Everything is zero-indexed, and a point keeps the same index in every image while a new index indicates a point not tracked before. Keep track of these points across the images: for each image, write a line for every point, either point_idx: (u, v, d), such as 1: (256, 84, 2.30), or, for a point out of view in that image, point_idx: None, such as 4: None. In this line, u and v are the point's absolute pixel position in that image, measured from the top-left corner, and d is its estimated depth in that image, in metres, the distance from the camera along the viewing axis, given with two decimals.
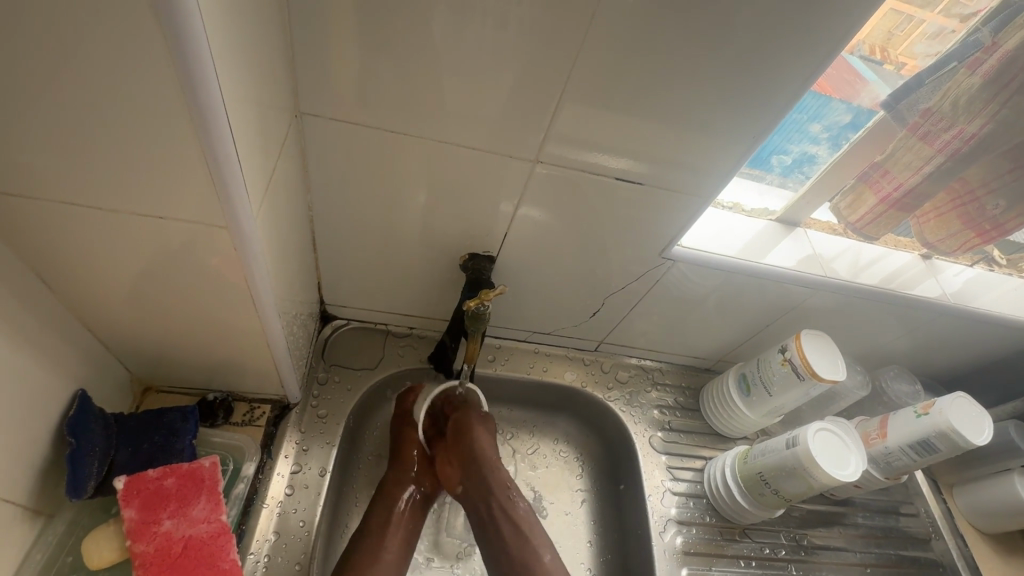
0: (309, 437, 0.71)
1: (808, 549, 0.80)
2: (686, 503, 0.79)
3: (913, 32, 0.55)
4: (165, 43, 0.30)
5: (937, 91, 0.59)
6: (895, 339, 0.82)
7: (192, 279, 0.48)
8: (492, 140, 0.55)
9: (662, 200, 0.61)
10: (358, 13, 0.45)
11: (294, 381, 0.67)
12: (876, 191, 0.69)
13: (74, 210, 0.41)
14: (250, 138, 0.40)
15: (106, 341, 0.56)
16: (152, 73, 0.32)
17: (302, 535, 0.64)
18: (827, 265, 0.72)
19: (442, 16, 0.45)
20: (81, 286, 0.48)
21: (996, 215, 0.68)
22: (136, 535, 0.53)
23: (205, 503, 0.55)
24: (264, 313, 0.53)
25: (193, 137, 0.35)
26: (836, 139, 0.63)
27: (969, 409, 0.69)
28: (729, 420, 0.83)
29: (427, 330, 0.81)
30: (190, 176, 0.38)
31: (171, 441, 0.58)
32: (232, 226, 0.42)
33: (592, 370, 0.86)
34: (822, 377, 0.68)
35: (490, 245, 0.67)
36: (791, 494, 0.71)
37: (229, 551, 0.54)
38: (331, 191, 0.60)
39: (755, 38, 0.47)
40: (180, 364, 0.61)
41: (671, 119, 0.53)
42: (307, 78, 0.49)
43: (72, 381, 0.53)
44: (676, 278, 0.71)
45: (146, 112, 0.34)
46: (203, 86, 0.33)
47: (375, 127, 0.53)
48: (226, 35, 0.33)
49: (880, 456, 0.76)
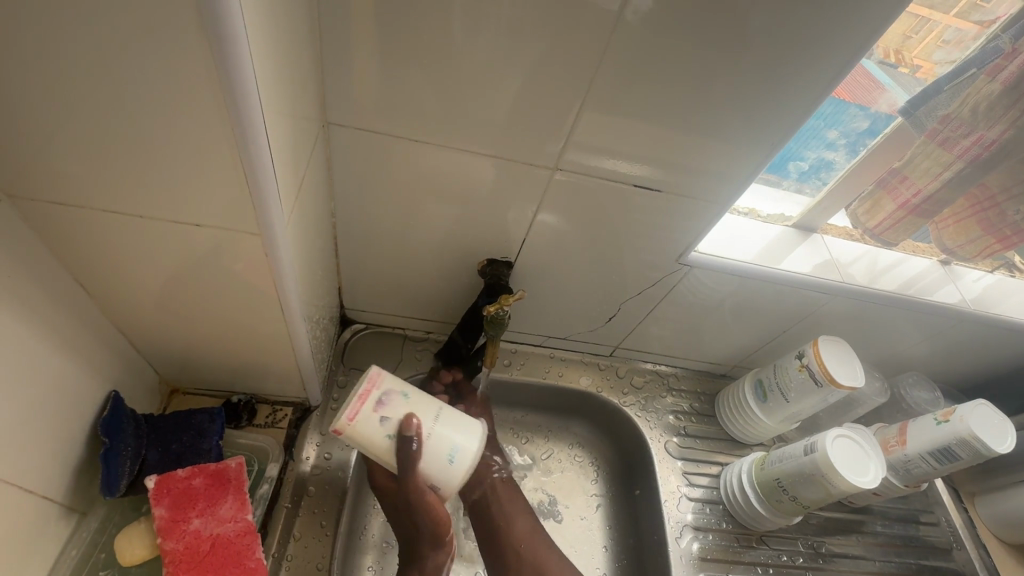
0: (330, 440, 0.72)
1: (826, 557, 0.79)
2: (703, 509, 0.79)
3: (924, 33, 0.54)
4: (209, 57, 0.32)
5: (954, 99, 0.59)
6: (914, 345, 0.82)
7: (223, 284, 0.50)
8: (513, 147, 0.56)
9: (679, 207, 0.62)
10: (385, 25, 0.46)
11: (315, 384, 0.68)
12: (894, 197, 0.69)
13: (115, 217, 0.43)
14: (283, 148, 0.41)
15: (138, 344, 0.58)
16: (197, 87, 0.34)
17: (322, 536, 0.65)
18: (845, 270, 0.72)
19: (468, 27, 0.46)
20: (117, 290, 0.50)
21: (1017, 220, 0.69)
22: (166, 532, 0.54)
23: (232, 503, 0.57)
24: (291, 317, 0.54)
25: (231, 148, 0.37)
26: (853, 146, 0.63)
27: (991, 416, 0.68)
28: (747, 426, 0.82)
29: (444, 335, 0.82)
30: (226, 184, 0.40)
31: (198, 441, 0.60)
32: (264, 233, 0.44)
33: (608, 375, 0.87)
34: (840, 384, 0.68)
35: (508, 251, 0.68)
36: (810, 500, 0.70)
37: (255, 550, 0.56)
38: (354, 198, 0.61)
39: (774, 46, 0.47)
40: (207, 367, 0.63)
41: (691, 126, 0.53)
42: (334, 88, 0.51)
43: (106, 382, 0.54)
44: (692, 284, 0.71)
45: (190, 125, 0.36)
46: (244, 99, 0.34)
47: (399, 136, 0.55)
48: (264, 50, 0.35)
49: (900, 463, 0.76)
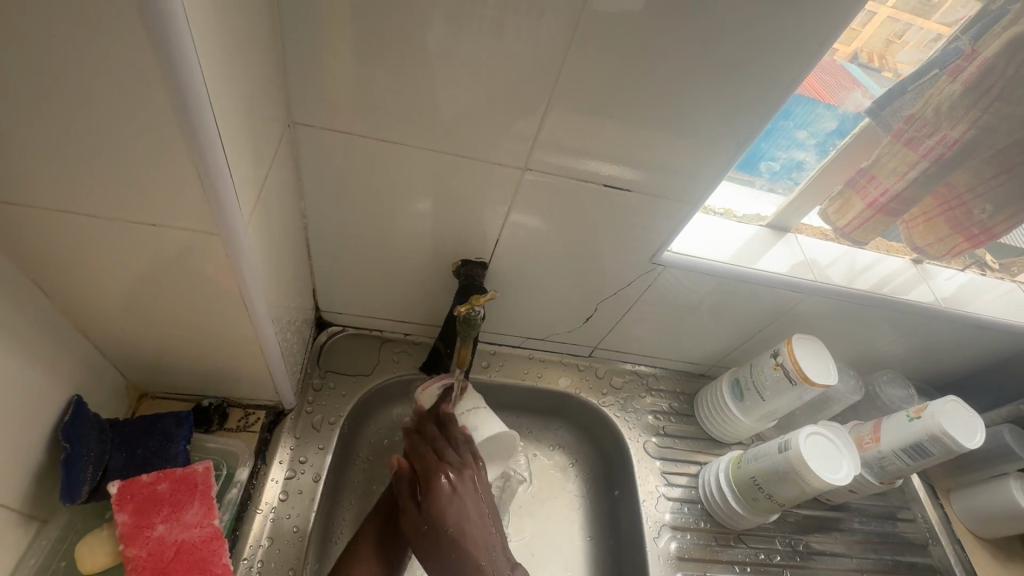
0: (303, 444, 0.71)
1: (805, 555, 0.80)
2: (681, 509, 0.79)
3: (906, 40, 0.56)
4: (153, 52, 0.31)
5: (919, 98, 0.60)
6: (888, 343, 0.83)
7: (186, 287, 0.49)
8: (482, 148, 0.56)
9: (651, 207, 0.62)
10: (348, 24, 0.46)
11: (288, 387, 0.67)
12: (864, 197, 0.70)
13: (69, 218, 0.42)
14: (240, 146, 0.40)
15: (102, 347, 0.57)
16: (146, 87, 0.33)
17: (295, 540, 0.64)
18: (819, 270, 0.72)
19: (432, 26, 0.46)
20: (76, 293, 0.49)
21: (984, 219, 0.68)
22: (128, 539, 0.53)
23: (198, 508, 0.56)
24: (257, 319, 0.53)
25: (184, 147, 0.36)
26: (823, 145, 0.64)
27: (960, 412, 0.69)
28: (724, 425, 0.83)
29: (422, 336, 0.82)
30: (183, 185, 0.39)
31: (165, 446, 0.59)
32: (224, 233, 0.43)
33: (587, 375, 0.87)
34: (813, 381, 0.69)
35: (482, 252, 0.68)
36: (785, 498, 0.71)
37: (222, 555, 0.55)
38: (324, 198, 0.61)
39: (737, 46, 0.47)
40: (175, 371, 0.62)
41: (658, 127, 0.54)
42: (299, 88, 0.50)
43: (68, 387, 0.53)
44: (668, 283, 0.72)
45: (139, 124, 0.35)
46: (194, 97, 0.34)
47: (366, 136, 0.54)
48: (213, 45, 0.34)
49: (874, 460, 0.76)
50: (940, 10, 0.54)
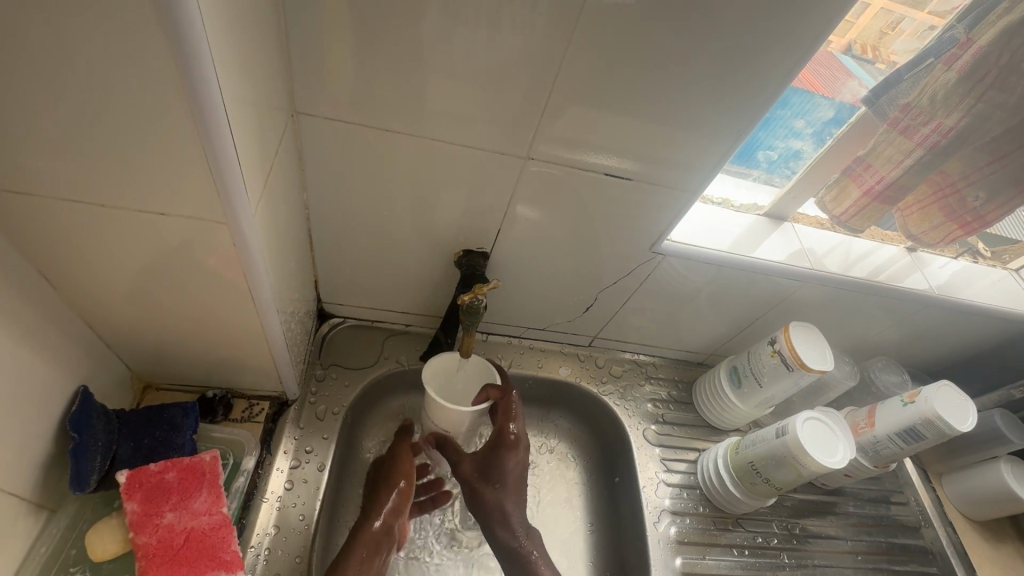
0: (309, 434, 0.72)
1: (801, 538, 0.81)
2: (680, 494, 0.81)
3: (901, 30, 0.57)
4: (165, 41, 0.31)
5: (914, 86, 0.60)
6: (882, 331, 0.84)
7: (191, 277, 0.49)
8: (485, 139, 0.56)
9: (652, 196, 0.63)
10: (352, 16, 0.46)
11: (292, 377, 0.68)
12: (859, 184, 0.71)
13: (77, 206, 0.42)
14: (246, 136, 0.41)
15: (106, 338, 0.57)
16: (155, 76, 0.33)
17: (301, 528, 0.66)
18: (816, 258, 0.73)
19: (434, 18, 0.46)
20: (81, 283, 0.49)
21: (976, 206, 0.69)
22: (138, 527, 0.54)
23: (206, 496, 0.56)
24: (264, 309, 0.54)
25: (193, 137, 0.37)
26: (820, 135, 0.65)
27: (953, 396, 0.71)
28: (721, 412, 0.84)
29: (424, 327, 0.82)
30: (191, 176, 0.39)
31: (171, 436, 0.59)
32: (231, 223, 0.43)
33: (587, 365, 0.88)
34: (811, 368, 0.70)
35: (484, 242, 0.68)
36: (781, 482, 0.72)
37: (231, 543, 0.55)
38: (327, 189, 0.61)
39: (737, 37, 0.48)
40: (179, 361, 0.62)
41: (659, 117, 0.54)
42: (301, 78, 0.50)
43: (74, 377, 0.54)
44: (667, 272, 0.72)
45: (147, 113, 0.35)
46: (204, 87, 0.34)
47: (369, 125, 0.54)
48: (222, 33, 0.34)
49: (869, 445, 0.78)
50: (934, 1, 0.55)
